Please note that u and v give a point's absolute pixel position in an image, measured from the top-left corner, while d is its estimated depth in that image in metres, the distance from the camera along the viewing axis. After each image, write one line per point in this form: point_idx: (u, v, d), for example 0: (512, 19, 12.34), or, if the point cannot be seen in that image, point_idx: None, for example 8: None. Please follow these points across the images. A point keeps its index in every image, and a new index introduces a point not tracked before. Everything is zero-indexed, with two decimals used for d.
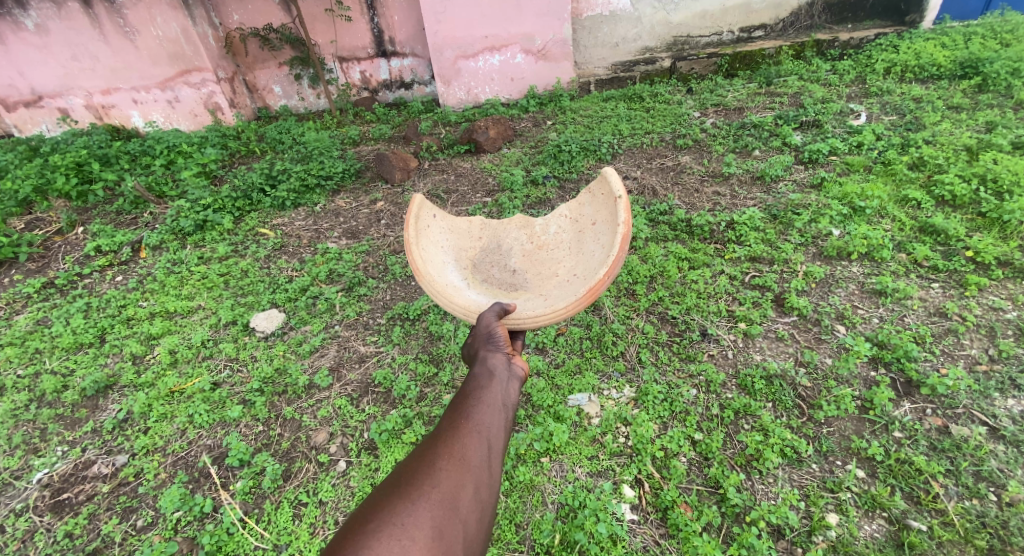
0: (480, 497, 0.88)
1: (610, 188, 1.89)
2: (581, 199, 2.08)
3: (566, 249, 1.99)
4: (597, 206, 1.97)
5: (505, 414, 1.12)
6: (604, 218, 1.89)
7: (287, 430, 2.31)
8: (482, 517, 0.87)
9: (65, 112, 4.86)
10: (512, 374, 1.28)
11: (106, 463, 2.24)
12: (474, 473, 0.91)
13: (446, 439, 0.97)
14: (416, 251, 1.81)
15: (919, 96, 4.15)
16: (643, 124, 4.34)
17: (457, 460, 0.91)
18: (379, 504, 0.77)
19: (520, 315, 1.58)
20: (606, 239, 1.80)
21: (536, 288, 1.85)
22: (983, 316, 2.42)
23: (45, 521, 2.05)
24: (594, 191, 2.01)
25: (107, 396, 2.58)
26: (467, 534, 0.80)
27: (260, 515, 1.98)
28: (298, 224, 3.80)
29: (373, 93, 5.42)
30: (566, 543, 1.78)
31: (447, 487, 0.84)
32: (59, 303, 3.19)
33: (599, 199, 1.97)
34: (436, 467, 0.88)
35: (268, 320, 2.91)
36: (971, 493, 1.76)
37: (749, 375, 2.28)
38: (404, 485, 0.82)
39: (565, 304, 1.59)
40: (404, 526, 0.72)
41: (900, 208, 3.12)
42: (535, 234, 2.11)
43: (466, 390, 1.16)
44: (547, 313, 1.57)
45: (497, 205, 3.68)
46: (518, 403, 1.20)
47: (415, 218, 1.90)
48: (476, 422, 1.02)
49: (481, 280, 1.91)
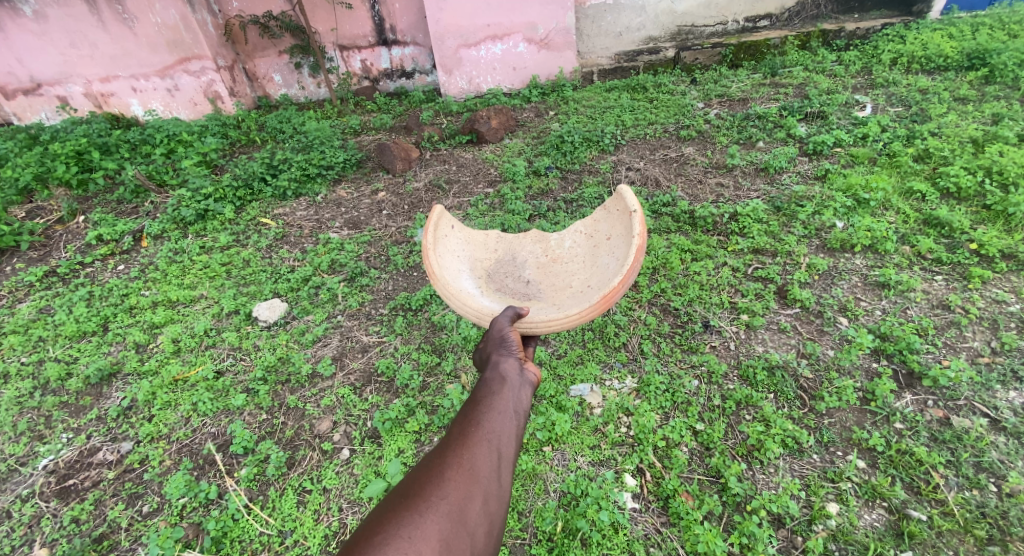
0: (488, 509, 0.88)
1: (625, 204, 1.91)
2: (596, 216, 2.09)
3: (579, 262, 1.98)
4: (612, 222, 1.98)
5: (516, 422, 1.11)
6: (619, 232, 1.90)
7: (291, 418, 2.32)
8: (488, 529, 0.87)
9: (65, 99, 4.81)
10: (525, 380, 1.26)
11: (112, 450, 2.26)
12: (484, 483, 0.91)
13: (454, 448, 0.96)
14: (433, 257, 1.81)
15: (925, 87, 4.11)
16: (646, 115, 4.31)
17: (466, 471, 0.91)
18: (386, 516, 0.77)
19: (532, 319, 1.58)
20: (620, 252, 1.80)
21: (550, 297, 1.82)
22: (985, 309, 2.42)
23: (51, 507, 2.07)
24: (609, 208, 2.03)
25: (111, 384, 2.60)
26: (474, 547, 0.81)
27: (265, 502, 1.99)
28: (299, 214, 3.79)
29: (375, 82, 5.37)
30: (568, 530, 1.80)
31: (454, 497, 0.84)
32: (61, 292, 3.19)
33: (614, 215, 1.98)
34: (444, 477, 0.88)
35: (270, 310, 2.90)
36: (971, 484, 1.77)
37: (751, 365, 2.29)
38: (411, 497, 0.82)
39: (578, 311, 1.59)
40: (411, 539, 0.72)
41: (905, 200, 3.10)
42: (550, 248, 2.10)
43: (477, 395, 1.16)
44: (560, 318, 1.57)
45: (499, 196, 3.66)
46: (529, 409, 1.19)
47: (434, 226, 1.92)
48: (486, 429, 1.01)
49: (494, 289, 1.88)
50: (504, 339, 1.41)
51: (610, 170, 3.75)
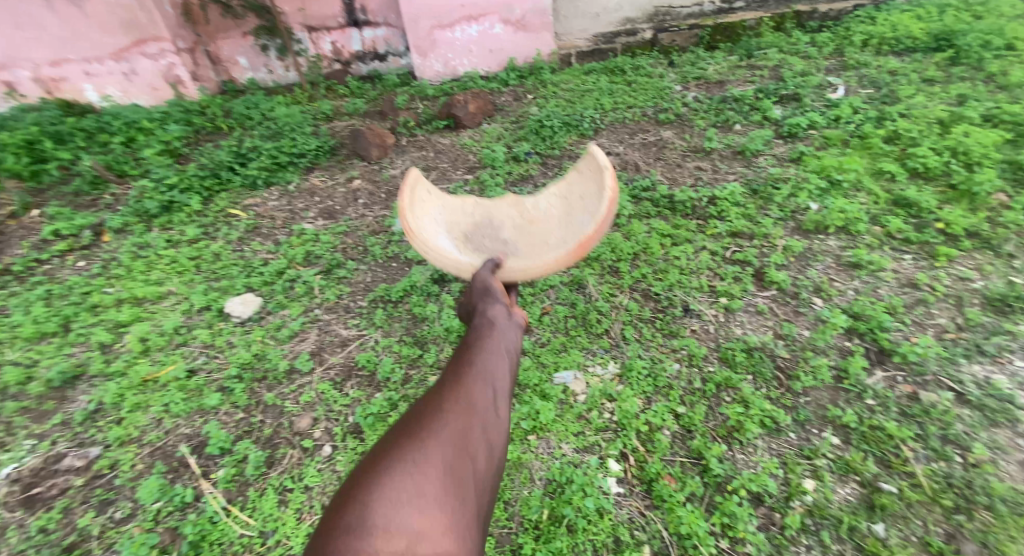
0: (490, 437, 0.86)
1: (597, 162, 1.80)
2: (571, 178, 1.96)
3: (557, 220, 1.83)
4: (586, 181, 1.87)
5: (508, 361, 1.09)
6: (594, 189, 1.77)
7: (269, 416, 2.26)
8: (490, 456, 0.85)
9: (10, 85, 4.39)
10: (514, 323, 1.24)
11: (79, 456, 2.16)
12: (483, 414, 0.89)
13: (449, 384, 0.93)
14: (406, 217, 1.72)
15: (894, 69, 4.18)
16: (624, 99, 4.28)
17: (463, 402, 0.88)
18: (384, 449, 0.73)
19: (510, 267, 1.61)
20: (596, 209, 1.69)
21: (528, 257, 1.69)
22: (951, 287, 2.50)
23: (18, 517, 1.98)
24: (583, 168, 1.91)
25: (75, 387, 2.48)
26: (479, 473, 0.78)
27: (244, 503, 1.95)
28: (271, 205, 3.66)
29: (346, 65, 5.16)
30: (553, 518, 1.81)
31: (455, 425, 0.81)
32: (17, 291, 3.02)
33: (588, 174, 1.86)
34: (441, 407, 0.84)
35: (244, 305, 2.81)
36: (938, 456, 1.85)
37: (730, 348, 2.33)
38: (409, 429, 0.78)
39: (555, 259, 1.60)
40: (414, 464, 0.69)
41: (876, 181, 3.17)
42: (526, 210, 1.94)
43: (466, 340, 1.13)
44: (537, 266, 1.61)
45: (479, 182, 3.61)
46: (521, 349, 1.17)
47: (407, 189, 1.79)
48: (479, 366, 0.98)
49: (470, 249, 1.75)
50: (487, 288, 1.38)
51: None
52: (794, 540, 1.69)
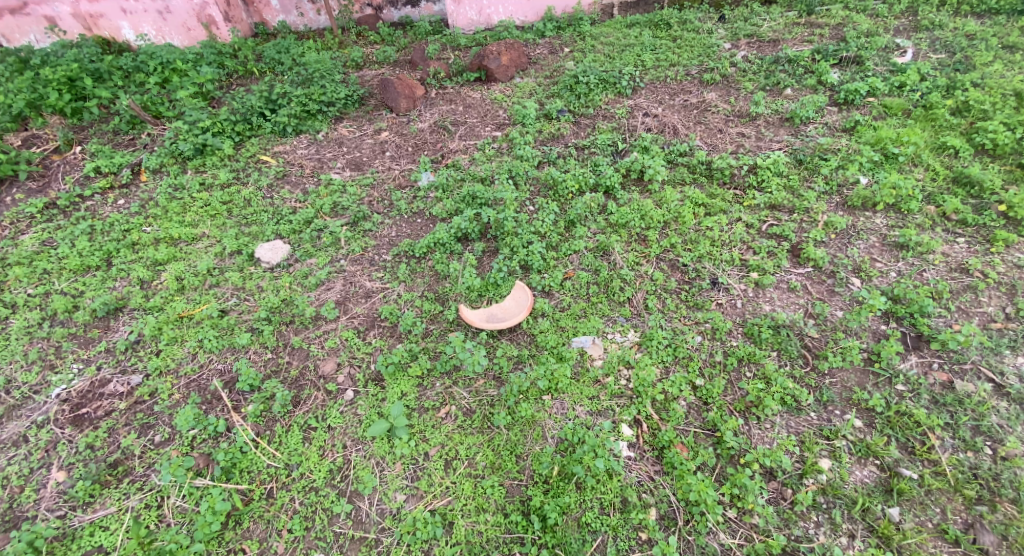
0: None
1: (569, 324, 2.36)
2: (520, 297, 2.47)
3: (520, 299, 2.45)
4: (520, 295, 2.48)
5: None
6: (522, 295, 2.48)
7: (295, 358, 2.36)
8: None
9: (53, 21, 4.43)
10: None
11: (122, 382, 2.30)
12: None
13: None
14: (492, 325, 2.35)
15: (973, 32, 3.78)
16: (668, 55, 4.02)
17: None
18: None
19: (515, 317, 2.36)
20: (523, 296, 2.46)
21: (509, 312, 2.41)
22: (1005, 274, 2.34)
23: (67, 433, 2.13)
24: (520, 294, 2.48)
25: (118, 318, 2.62)
26: None
27: (271, 437, 2.07)
28: (300, 153, 3.67)
29: (378, 11, 4.98)
30: (563, 474, 1.86)
31: None
32: (62, 225, 3.14)
33: (519, 294, 2.48)
34: None
35: (273, 251, 2.87)
36: (966, 446, 1.80)
37: (757, 324, 2.27)
38: None
39: (524, 307, 2.40)
40: None
41: (936, 156, 2.94)
42: (505, 307, 2.44)
43: None
44: (521, 312, 2.38)
45: (508, 139, 3.51)
46: None
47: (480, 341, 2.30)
48: None
49: (494, 318, 2.38)
50: (508, 319, 2.36)
51: (625, 115, 3.54)
52: (803, 515, 1.70)
